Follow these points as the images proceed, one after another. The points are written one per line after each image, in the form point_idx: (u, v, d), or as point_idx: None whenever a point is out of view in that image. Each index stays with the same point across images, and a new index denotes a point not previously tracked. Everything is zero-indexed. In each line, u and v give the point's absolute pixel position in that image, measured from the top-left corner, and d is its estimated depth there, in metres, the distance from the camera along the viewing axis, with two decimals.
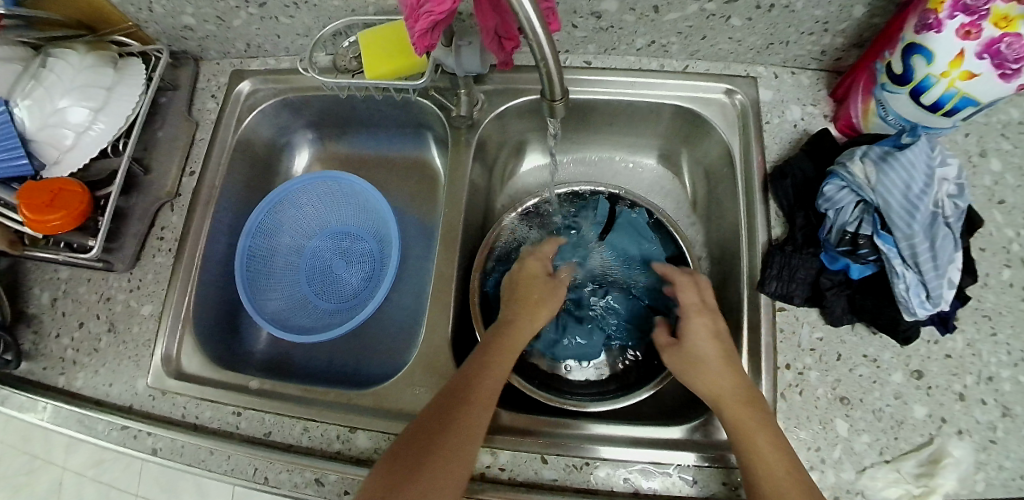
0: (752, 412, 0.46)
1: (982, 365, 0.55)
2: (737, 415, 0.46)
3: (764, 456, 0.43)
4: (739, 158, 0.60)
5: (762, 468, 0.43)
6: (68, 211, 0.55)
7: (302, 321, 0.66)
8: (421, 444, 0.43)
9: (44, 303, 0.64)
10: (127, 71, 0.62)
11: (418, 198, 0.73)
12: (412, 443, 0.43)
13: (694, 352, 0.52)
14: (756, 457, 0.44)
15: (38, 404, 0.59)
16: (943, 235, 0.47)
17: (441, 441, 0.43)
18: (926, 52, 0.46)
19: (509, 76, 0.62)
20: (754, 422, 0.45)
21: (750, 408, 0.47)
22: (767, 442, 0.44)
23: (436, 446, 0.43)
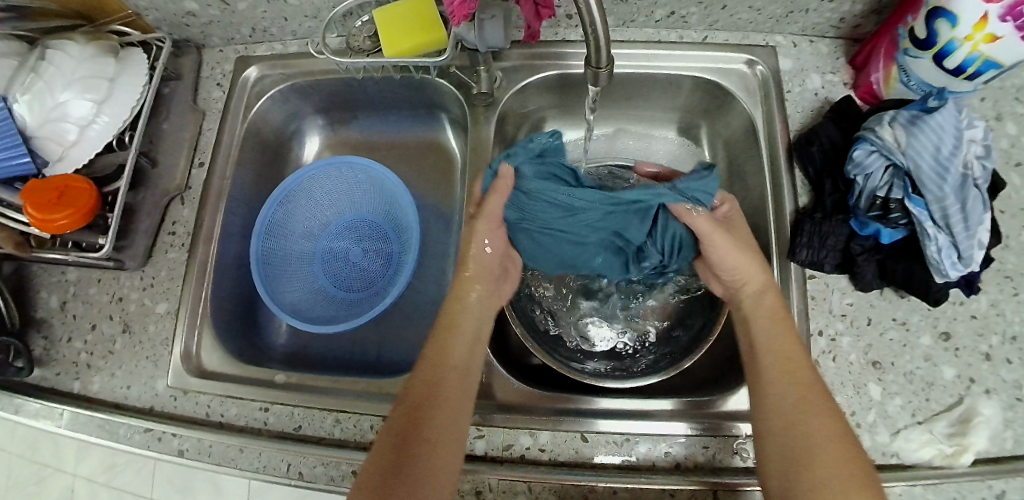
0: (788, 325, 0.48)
1: (1006, 325, 0.55)
2: (779, 326, 0.47)
3: (791, 366, 0.45)
4: (762, 127, 0.60)
5: (795, 384, 0.43)
6: (76, 209, 0.53)
7: (323, 312, 0.65)
8: (397, 450, 0.41)
9: (53, 306, 0.62)
10: (129, 61, 0.59)
11: (434, 182, 0.72)
12: (385, 450, 0.42)
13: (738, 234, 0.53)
14: (787, 367, 0.45)
15: (56, 411, 0.57)
16: (973, 197, 0.47)
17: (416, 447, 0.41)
18: (951, 16, 0.45)
19: (528, 52, 0.61)
20: (787, 329, 0.47)
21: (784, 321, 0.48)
22: (791, 349, 0.46)
23: (412, 452, 0.41)
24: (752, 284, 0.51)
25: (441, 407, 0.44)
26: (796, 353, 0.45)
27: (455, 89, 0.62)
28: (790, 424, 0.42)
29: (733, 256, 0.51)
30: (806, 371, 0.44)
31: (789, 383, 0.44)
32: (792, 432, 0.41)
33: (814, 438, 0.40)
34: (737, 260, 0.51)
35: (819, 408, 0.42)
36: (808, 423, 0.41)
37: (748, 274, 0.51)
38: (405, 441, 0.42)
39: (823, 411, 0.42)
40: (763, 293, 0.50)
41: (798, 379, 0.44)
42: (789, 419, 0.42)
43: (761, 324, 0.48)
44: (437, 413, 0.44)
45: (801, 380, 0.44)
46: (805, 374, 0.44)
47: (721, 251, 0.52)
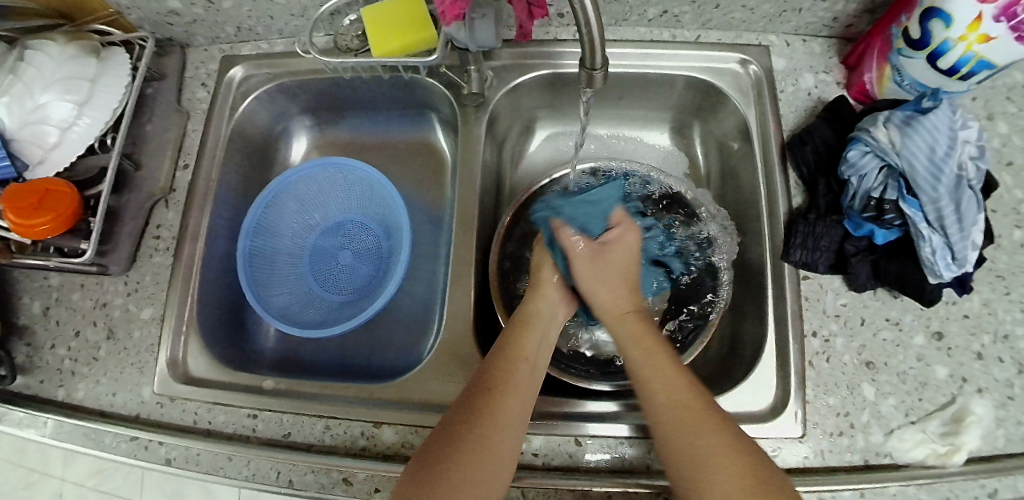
0: (653, 349, 0.44)
1: (998, 324, 0.55)
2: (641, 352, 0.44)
3: (672, 390, 0.41)
4: (755, 127, 0.59)
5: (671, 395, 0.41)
6: (57, 214, 0.52)
7: (312, 315, 0.64)
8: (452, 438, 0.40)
9: (35, 312, 0.60)
10: (110, 61, 0.58)
11: (425, 183, 0.71)
12: (441, 435, 0.40)
13: (612, 263, 0.50)
14: (667, 393, 0.41)
15: (38, 419, 0.56)
16: (968, 198, 0.47)
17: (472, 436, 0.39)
18: (945, 16, 0.45)
19: (518, 50, 0.60)
20: (653, 352, 0.44)
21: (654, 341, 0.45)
22: (667, 371, 0.42)
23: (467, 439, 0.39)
24: (620, 306, 0.48)
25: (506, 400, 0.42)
26: (673, 375, 0.42)
27: (446, 89, 0.61)
28: (681, 455, 0.38)
29: (602, 293, 0.49)
30: (691, 391, 0.41)
31: (675, 410, 0.40)
32: (684, 466, 0.38)
33: (705, 466, 0.37)
34: (603, 292, 0.49)
35: (709, 431, 0.38)
36: (697, 450, 0.37)
37: (611, 303, 0.49)
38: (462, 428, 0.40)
39: (712, 432, 0.38)
40: (631, 323, 0.47)
41: (680, 406, 0.40)
42: (680, 450, 0.38)
43: (636, 350, 0.45)
44: (502, 405, 0.41)
45: (685, 404, 0.40)
46: (687, 396, 0.41)
47: (592, 288, 0.49)
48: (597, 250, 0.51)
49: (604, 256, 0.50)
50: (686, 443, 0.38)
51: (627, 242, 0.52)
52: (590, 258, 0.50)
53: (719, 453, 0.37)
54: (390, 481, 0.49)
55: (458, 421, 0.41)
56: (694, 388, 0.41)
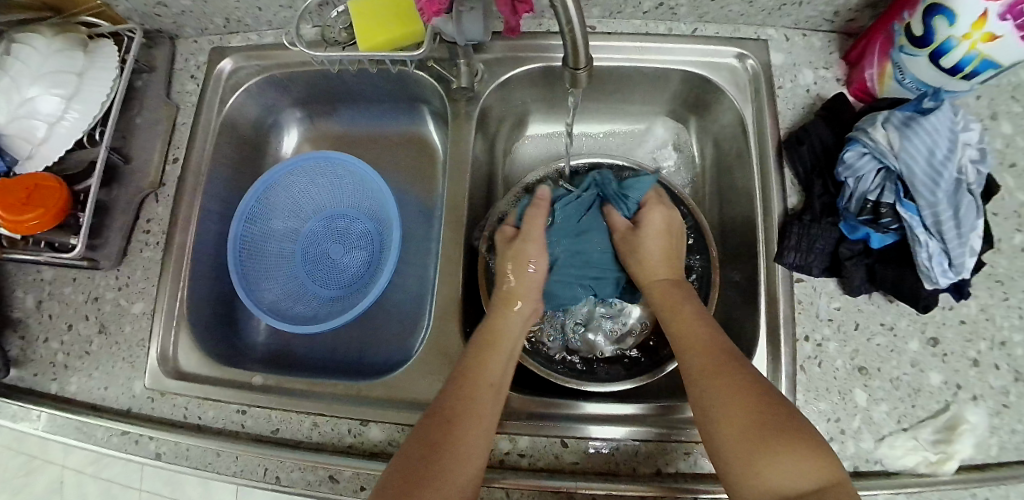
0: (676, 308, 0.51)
1: (995, 330, 0.54)
2: (668, 310, 0.52)
3: (691, 339, 0.48)
4: (751, 124, 0.58)
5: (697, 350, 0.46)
6: (45, 209, 0.52)
7: (302, 310, 0.64)
8: (423, 459, 0.41)
9: (28, 306, 0.61)
10: (97, 54, 0.57)
11: (416, 177, 0.71)
12: (413, 452, 0.42)
13: (644, 245, 0.57)
14: (687, 343, 0.48)
15: (32, 413, 0.56)
16: (967, 203, 0.46)
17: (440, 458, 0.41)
18: (949, 13, 0.43)
19: (510, 44, 0.59)
20: (678, 308, 0.51)
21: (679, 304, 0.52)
22: (691, 324, 0.49)
23: (437, 459, 0.41)
24: (653, 273, 0.56)
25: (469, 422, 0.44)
26: (695, 325, 0.49)
27: (436, 83, 0.60)
28: (701, 391, 0.43)
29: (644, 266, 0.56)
30: (710, 339, 0.47)
31: (696, 354, 0.46)
32: (700, 402, 0.43)
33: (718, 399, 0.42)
34: (643, 265, 0.57)
35: (722, 370, 0.43)
36: (712, 388, 0.43)
37: (647, 273, 0.56)
38: (432, 450, 0.42)
39: (724, 371, 0.43)
40: (660, 290, 0.54)
41: (700, 351, 0.46)
42: (699, 390, 0.44)
43: (666, 309, 0.52)
44: (468, 428, 0.43)
45: (706, 348, 0.46)
46: (709, 340, 0.47)
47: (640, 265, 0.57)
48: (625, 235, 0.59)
49: (635, 238, 0.58)
50: (703, 381, 0.44)
51: (659, 219, 0.58)
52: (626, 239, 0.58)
53: (728, 388, 0.42)
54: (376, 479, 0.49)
55: (425, 444, 0.42)
56: (715, 336, 0.47)
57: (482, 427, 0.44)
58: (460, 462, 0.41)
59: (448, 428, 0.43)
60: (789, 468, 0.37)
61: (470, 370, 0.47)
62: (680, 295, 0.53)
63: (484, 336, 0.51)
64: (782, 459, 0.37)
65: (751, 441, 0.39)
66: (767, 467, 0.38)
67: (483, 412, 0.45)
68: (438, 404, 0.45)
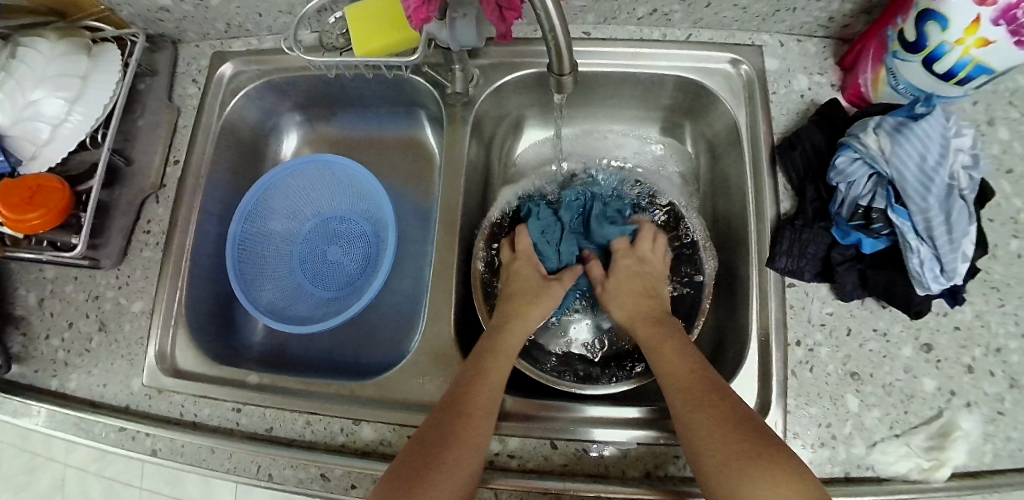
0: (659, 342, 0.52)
1: (990, 336, 0.54)
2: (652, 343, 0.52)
3: (675, 370, 0.48)
4: (745, 129, 0.58)
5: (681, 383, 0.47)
6: (48, 209, 0.53)
7: (298, 311, 0.64)
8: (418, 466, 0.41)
9: (31, 304, 0.62)
10: (100, 58, 0.58)
11: (413, 180, 0.71)
12: (407, 459, 0.42)
13: (614, 290, 0.59)
14: (673, 376, 0.48)
15: (32, 408, 0.57)
16: (959, 209, 0.46)
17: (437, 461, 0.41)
18: (941, 18, 0.44)
19: (505, 49, 0.59)
20: (663, 341, 0.51)
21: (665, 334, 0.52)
22: (672, 358, 0.49)
23: (432, 465, 0.41)
24: (635, 311, 0.56)
25: (469, 424, 0.44)
26: (679, 359, 0.49)
27: (431, 88, 0.61)
28: (687, 424, 0.43)
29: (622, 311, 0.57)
30: (695, 371, 0.47)
31: (679, 386, 0.46)
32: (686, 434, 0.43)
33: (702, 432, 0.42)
34: (622, 307, 0.57)
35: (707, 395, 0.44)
36: (698, 419, 0.43)
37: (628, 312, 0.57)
38: (426, 455, 0.42)
39: (709, 404, 0.44)
40: (642, 327, 0.54)
41: (682, 386, 0.46)
42: (684, 422, 0.44)
43: (651, 344, 0.52)
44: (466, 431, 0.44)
45: (687, 380, 0.47)
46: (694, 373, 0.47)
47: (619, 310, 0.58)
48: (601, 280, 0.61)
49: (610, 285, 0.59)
50: (688, 413, 0.44)
51: (626, 267, 0.60)
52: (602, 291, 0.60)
53: (713, 420, 0.42)
54: (367, 478, 0.49)
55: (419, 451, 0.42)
56: (697, 369, 0.47)
57: (479, 431, 0.44)
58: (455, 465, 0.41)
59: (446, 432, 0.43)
60: (771, 494, 0.37)
61: (473, 373, 0.48)
62: (666, 331, 0.52)
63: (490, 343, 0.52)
64: (763, 487, 0.37)
65: (735, 470, 0.39)
66: (750, 494, 0.38)
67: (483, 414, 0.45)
68: (438, 409, 0.46)
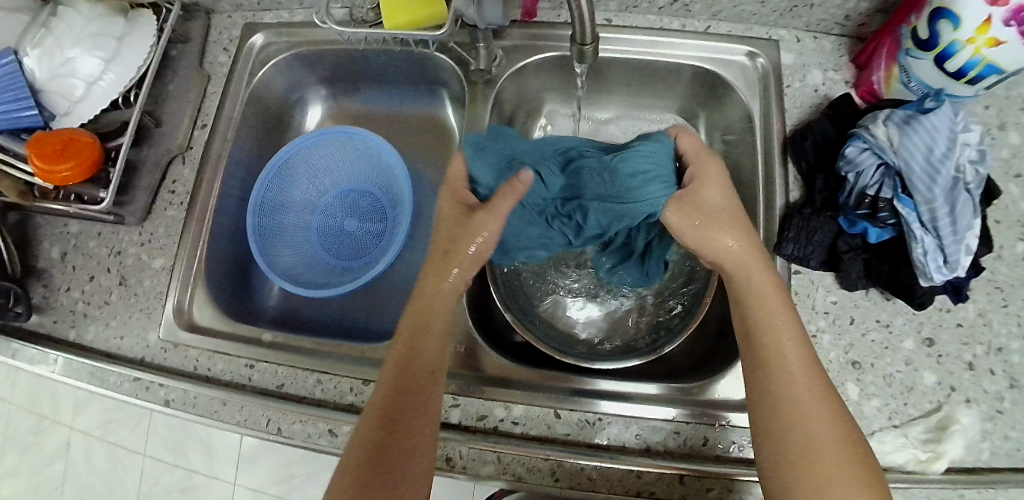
0: (776, 320, 0.45)
1: (992, 336, 0.54)
2: (766, 320, 0.45)
3: (798, 366, 0.43)
4: (759, 120, 0.60)
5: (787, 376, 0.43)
6: (80, 161, 0.55)
7: (313, 277, 0.66)
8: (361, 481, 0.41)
9: (53, 257, 0.64)
10: (137, 21, 0.60)
11: (433, 158, 0.73)
12: (362, 455, 0.42)
13: (705, 203, 0.51)
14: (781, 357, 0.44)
15: (49, 356, 0.59)
16: (963, 201, 0.47)
17: (382, 472, 0.41)
18: (953, 17, 0.44)
19: (528, 31, 0.61)
20: (774, 317, 0.45)
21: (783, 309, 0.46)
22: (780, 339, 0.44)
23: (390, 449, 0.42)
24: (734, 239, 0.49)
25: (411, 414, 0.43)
26: (797, 347, 0.44)
27: (455, 66, 0.63)
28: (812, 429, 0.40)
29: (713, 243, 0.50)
30: (810, 368, 0.43)
31: (794, 383, 0.42)
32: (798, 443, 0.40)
33: (823, 444, 0.40)
34: (726, 235, 0.49)
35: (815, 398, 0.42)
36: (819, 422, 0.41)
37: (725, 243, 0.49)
38: (374, 457, 0.42)
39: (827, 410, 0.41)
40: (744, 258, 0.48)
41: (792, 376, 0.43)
42: (799, 423, 0.41)
43: (758, 324, 0.45)
44: (406, 432, 0.42)
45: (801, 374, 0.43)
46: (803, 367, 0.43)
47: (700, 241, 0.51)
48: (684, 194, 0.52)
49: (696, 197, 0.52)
50: (799, 417, 0.41)
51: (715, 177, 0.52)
52: (682, 210, 0.52)
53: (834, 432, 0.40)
54: None
55: (364, 465, 0.42)
56: (813, 363, 0.44)
57: (422, 423, 0.43)
58: (400, 469, 0.41)
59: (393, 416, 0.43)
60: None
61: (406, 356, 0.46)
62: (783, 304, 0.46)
63: (410, 321, 0.49)
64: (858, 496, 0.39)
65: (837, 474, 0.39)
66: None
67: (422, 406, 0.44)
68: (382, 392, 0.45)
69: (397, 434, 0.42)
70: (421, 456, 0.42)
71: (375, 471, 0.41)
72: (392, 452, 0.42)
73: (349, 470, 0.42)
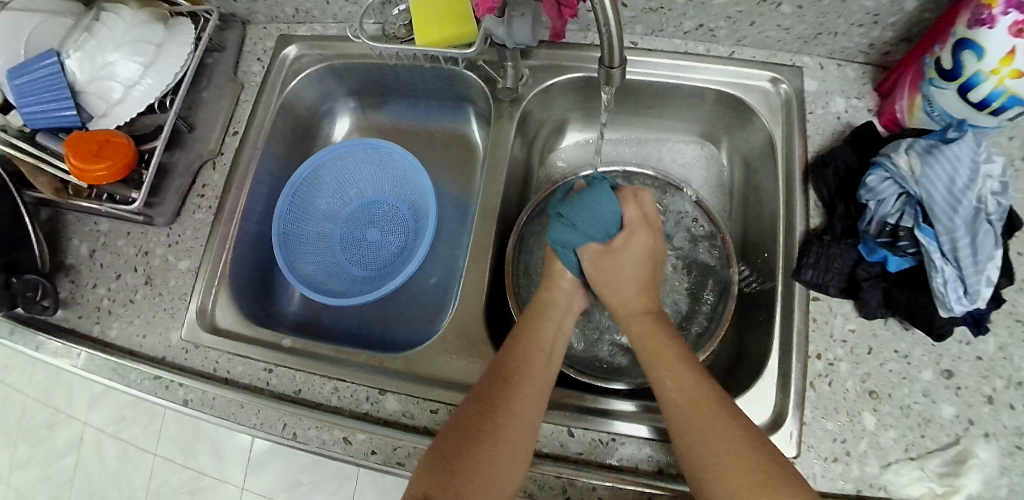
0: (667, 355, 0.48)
1: (1013, 370, 0.53)
2: (652, 349, 0.49)
3: (687, 389, 0.45)
4: (781, 145, 0.60)
5: (690, 407, 0.44)
6: (114, 162, 0.56)
7: (333, 285, 0.67)
8: (461, 434, 0.43)
9: (82, 254, 0.65)
10: (176, 29, 0.62)
11: (456, 172, 0.74)
12: (479, 407, 0.44)
13: (624, 264, 0.53)
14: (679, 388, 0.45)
15: (73, 351, 0.60)
16: (984, 232, 0.47)
17: (485, 427, 0.43)
18: (977, 48, 0.44)
19: (555, 52, 0.63)
20: (662, 349, 0.49)
21: (660, 332, 0.50)
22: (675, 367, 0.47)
23: (504, 408, 0.44)
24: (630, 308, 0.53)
25: (525, 384, 0.46)
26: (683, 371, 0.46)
27: (482, 83, 0.64)
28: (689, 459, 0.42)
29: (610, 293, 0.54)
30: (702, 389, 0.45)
31: (687, 414, 0.43)
32: (704, 463, 0.41)
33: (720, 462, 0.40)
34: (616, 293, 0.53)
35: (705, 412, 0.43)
36: (706, 452, 0.41)
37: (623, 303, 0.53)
38: (494, 409, 0.44)
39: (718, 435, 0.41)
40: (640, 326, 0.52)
41: (688, 401, 0.44)
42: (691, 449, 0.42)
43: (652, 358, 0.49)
44: (515, 397, 0.45)
45: (694, 400, 0.44)
46: (696, 389, 0.45)
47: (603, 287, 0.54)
48: (607, 249, 0.53)
49: (619, 255, 0.53)
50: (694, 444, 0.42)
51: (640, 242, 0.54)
52: (599, 260, 0.53)
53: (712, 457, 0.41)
54: (386, 444, 0.51)
55: (468, 420, 0.44)
56: (703, 385, 0.45)
57: (530, 391, 0.46)
58: (503, 429, 0.43)
59: (509, 381, 0.46)
60: None
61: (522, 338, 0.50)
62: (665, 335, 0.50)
63: (533, 312, 0.53)
64: None
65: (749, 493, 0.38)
66: None
67: (531, 377, 0.46)
68: (498, 361, 0.48)
69: (517, 391, 0.45)
70: (532, 424, 0.44)
71: (496, 412, 0.44)
72: (499, 409, 0.44)
73: (465, 418, 0.44)
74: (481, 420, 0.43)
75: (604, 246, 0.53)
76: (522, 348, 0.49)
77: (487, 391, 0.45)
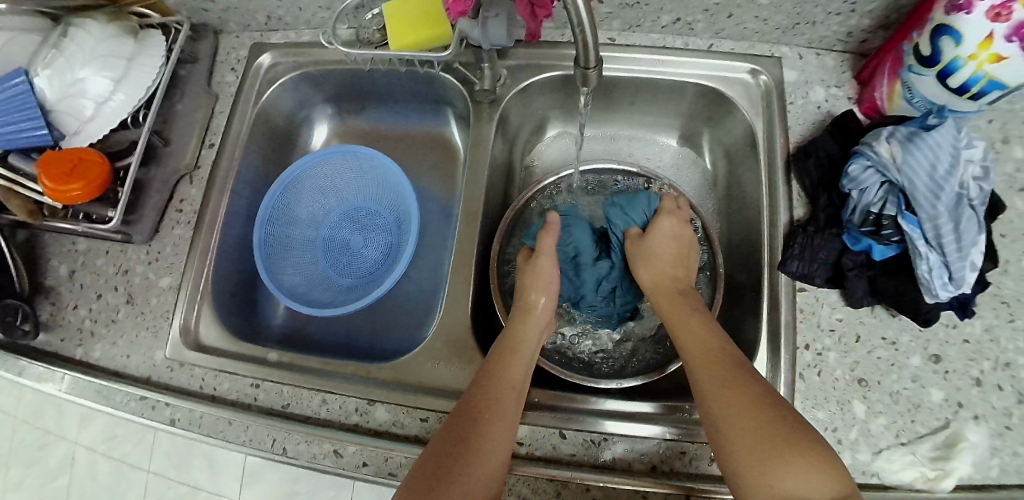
0: (693, 327, 0.49)
1: (1000, 351, 0.53)
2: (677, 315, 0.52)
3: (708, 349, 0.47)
4: (762, 136, 0.60)
5: (712, 362, 0.45)
6: (88, 182, 0.55)
7: (319, 296, 0.66)
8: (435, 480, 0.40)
9: (61, 275, 0.64)
10: (146, 42, 0.61)
11: (439, 175, 0.74)
12: (446, 447, 0.42)
13: (658, 246, 0.59)
14: (702, 348, 0.47)
15: (57, 375, 0.59)
16: (967, 218, 0.47)
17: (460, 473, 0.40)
18: (955, 33, 0.44)
19: (533, 51, 0.62)
20: (687, 319, 0.51)
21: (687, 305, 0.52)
22: (698, 334, 0.48)
23: (472, 448, 0.42)
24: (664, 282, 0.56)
25: (494, 423, 0.44)
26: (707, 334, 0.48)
27: (460, 85, 0.64)
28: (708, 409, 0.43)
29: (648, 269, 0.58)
30: (722, 352, 0.46)
31: (709, 368, 0.45)
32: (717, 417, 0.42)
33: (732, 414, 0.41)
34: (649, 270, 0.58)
35: (727, 374, 0.44)
36: (720, 400, 0.42)
37: (656, 277, 0.57)
38: (462, 449, 0.42)
39: (743, 387, 0.42)
40: (668, 297, 0.55)
41: (710, 359, 0.46)
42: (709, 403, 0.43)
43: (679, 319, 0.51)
44: (485, 436, 0.43)
45: (715, 357, 0.46)
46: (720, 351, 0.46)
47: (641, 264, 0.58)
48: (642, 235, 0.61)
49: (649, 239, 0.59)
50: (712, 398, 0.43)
51: (672, 225, 0.60)
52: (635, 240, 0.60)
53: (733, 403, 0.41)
54: (377, 456, 0.50)
55: (438, 463, 0.41)
56: (724, 347, 0.47)
57: (502, 431, 0.44)
58: (474, 472, 0.40)
59: (478, 418, 0.44)
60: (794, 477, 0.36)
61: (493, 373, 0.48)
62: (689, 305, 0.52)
63: (504, 346, 0.51)
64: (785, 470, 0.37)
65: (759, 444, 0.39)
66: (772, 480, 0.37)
67: (502, 415, 0.45)
68: (468, 398, 0.46)
69: (485, 430, 0.43)
70: (500, 466, 0.42)
71: (464, 450, 0.42)
72: (471, 451, 0.42)
73: (433, 457, 0.42)
74: (449, 460, 0.41)
75: (641, 232, 0.61)
76: (491, 383, 0.47)
77: (456, 430, 0.44)
